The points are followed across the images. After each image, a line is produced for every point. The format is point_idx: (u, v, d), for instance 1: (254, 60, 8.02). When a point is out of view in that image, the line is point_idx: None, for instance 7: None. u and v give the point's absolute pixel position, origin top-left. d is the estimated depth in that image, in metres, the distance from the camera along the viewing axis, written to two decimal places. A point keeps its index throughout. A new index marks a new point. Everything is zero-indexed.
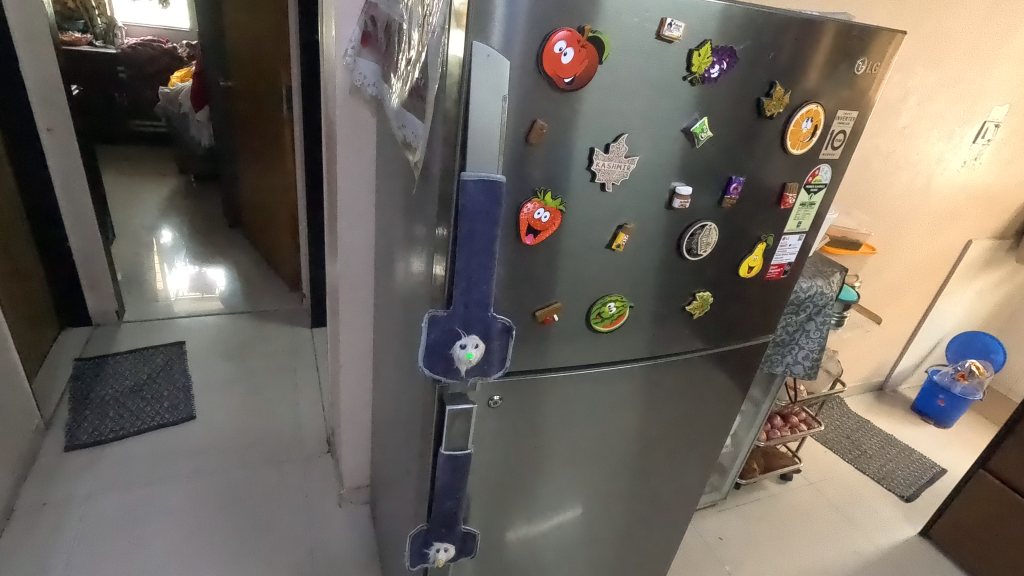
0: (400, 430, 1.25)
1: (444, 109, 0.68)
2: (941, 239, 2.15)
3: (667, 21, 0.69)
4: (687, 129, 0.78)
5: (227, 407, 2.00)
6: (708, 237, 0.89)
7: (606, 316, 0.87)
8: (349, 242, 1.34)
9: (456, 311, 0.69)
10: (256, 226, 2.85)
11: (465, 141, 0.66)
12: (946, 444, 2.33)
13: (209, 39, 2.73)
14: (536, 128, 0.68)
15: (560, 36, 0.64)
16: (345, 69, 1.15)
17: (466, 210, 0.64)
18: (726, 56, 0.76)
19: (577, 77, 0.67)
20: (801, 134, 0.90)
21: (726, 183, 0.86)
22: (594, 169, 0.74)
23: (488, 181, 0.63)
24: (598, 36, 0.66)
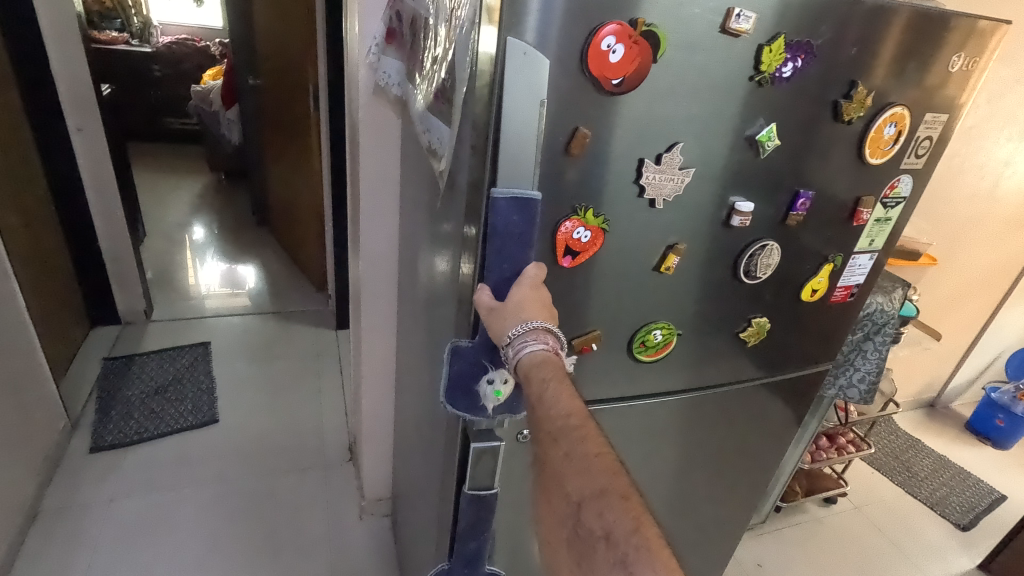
0: (424, 446, 1.19)
1: (474, 118, 0.61)
2: (1005, 247, 1.98)
3: (735, 12, 0.61)
4: (752, 137, 0.70)
5: (250, 410, 1.97)
6: (769, 258, 0.80)
7: (651, 345, 0.79)
8: (373, 248, 1.29)
9: (480, 341, 0.64)
10: (284, 225, 2.84)
11: (498, 153, 0.58)
12: (1006, 468, 2.16)
13: (238, 37, 2.71)
14: (578, 136, 0.60)
15: (609, 30, 0.56)
16: (369, 68, 1.09)
17: (497, 231, 0.58)
18: (801, 52, 0.67)
19: (626, 77, 0.59)
20: (882, 140, 0.81)
21: (793, 199, 0.78)
22: (643, 183, 0.66)
23: (522, 199, 0.57)
24: (653, 29, 0.58)
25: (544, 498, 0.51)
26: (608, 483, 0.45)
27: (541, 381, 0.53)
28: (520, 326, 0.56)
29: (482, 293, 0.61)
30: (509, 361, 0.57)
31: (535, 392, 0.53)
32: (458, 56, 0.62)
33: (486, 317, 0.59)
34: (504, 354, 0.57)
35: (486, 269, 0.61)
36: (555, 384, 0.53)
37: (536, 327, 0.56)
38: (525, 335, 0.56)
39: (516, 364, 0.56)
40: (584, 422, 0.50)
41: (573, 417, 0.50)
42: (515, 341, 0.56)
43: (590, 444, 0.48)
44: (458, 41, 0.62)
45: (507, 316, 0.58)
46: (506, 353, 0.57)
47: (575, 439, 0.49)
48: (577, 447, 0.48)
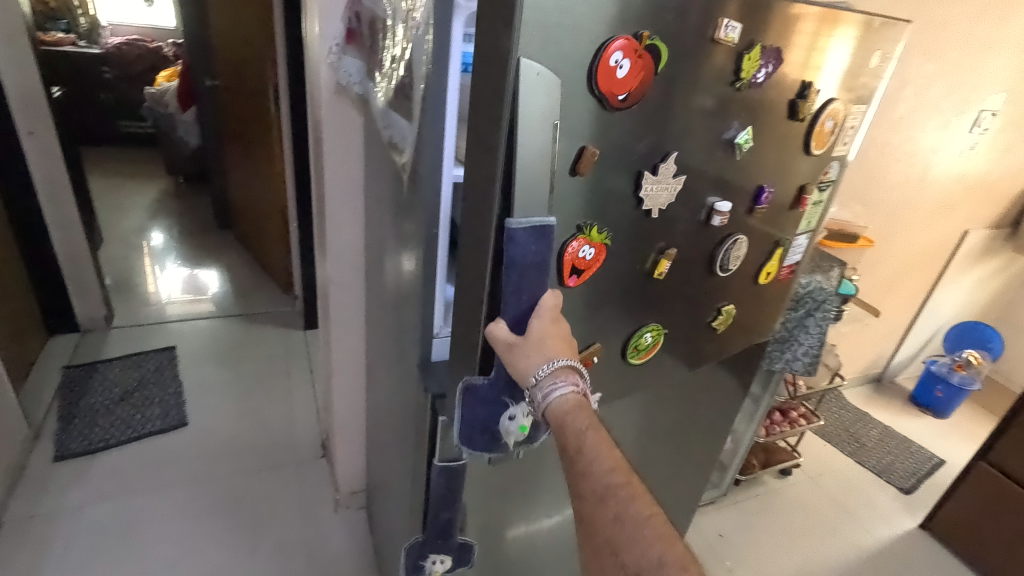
0: (394, 434, 1.23)
1: (472, 129, 0.62)
2: (936, 230, 2.12)
3: (724, 22, 0.66)
4: (730, 140, 0.76)
5: (219, 412, 1.97)
6: (737, 251, 0.89)
7: (641, 348, 0.85)
8: (339, 245, 1.32)
9: (498, 381, 0.68)
10: (246, 227, 2.81)
11: (485, 159, 0.61)
12: (943, 435, 2.33)
13: (194, 39, 2.67)
14: (587, 156, 0.62)
15: (617, 46, 0.58)
16: (330, 67, 1.12)
17: (514, 260, 0.61)
18: (772, 58, 0.74)
19: (631, 92, 0.62)
20: (824, 133, 0.90)
21: (757, 193, 0.86)
22: (642, 195, 0.70)
23: (539, 226, 0.61)
24: (655, 43, 0.61)
25: (592, 557, 0.56)
26: (665, 552, 0.50)
27: (578, 433, 0.58)
28: (546, 366, 0.61)
29: (499, 327, 0.64)
30: (536, 403, 0.62)
31: (573, 444, 0.58)
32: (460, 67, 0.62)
33: (507, 351, 0.63)
34: (532, 399, 0.62)
35: (503, 303, 0.64)
36: (592, 433, 0.58)
37: (561, 368, 0.61)
38: (551, 378, 0.61)
39: (546, 407, 0.61)
40: (629, 481, 0.55)
41: (618, 475, 0.55)
42: (541, 386, 0.61)
43: (640, 504, 0.53)
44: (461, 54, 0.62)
45: (532, 354, 0.62)
46: (534, 399, 0.62)
47: (625, 499, 0.54)
48: (628, 509, 0.53)
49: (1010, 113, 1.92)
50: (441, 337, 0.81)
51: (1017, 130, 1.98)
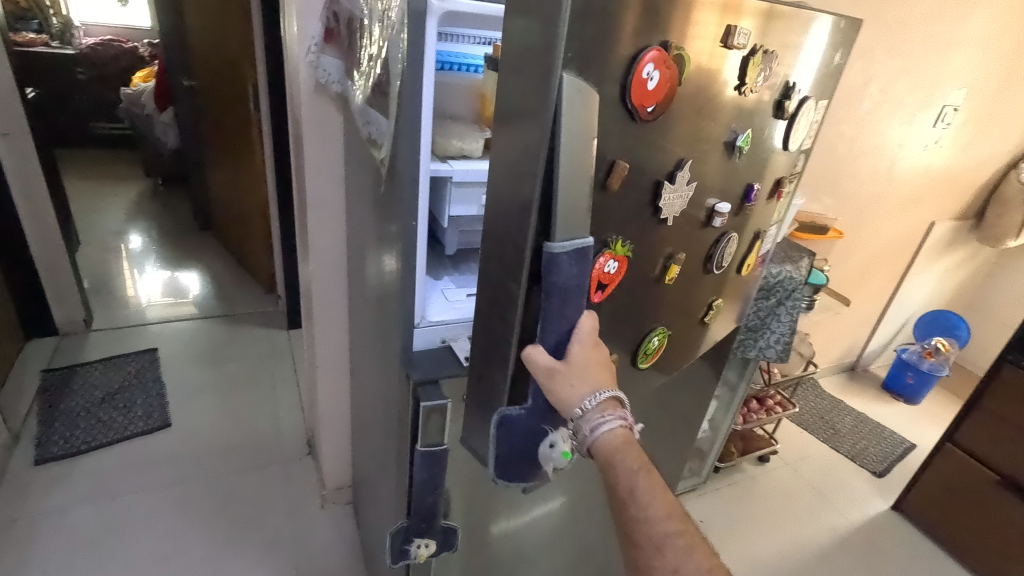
0: (379, 427, 1.25)
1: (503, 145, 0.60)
2: (904, 221, 2.20)
3: (735, 28, 0.67)
4: (729, 142, 0.79)
5: (203, 412, 1.96)
6: (728, 247, 0.91)
7: (649, 351, 0.88)
8: (321, 242, 1.33)
9: (535, 410, 0.68)
10: (227, 228, 2.80)
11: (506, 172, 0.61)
12: (914, 420, 2.41)
13: (171, 39, 2.65)
14: (618, 170, 0.64)
15: (650, 57, 0.60)
16: (308, 66, 1.13)
17: (556, 286, 0.60)
18: (767, 63, 0.76)
19: (657, 104, 0.64)
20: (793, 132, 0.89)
21: (747, 191, 0.88)
22: (660, 203, 0.73)
23: (579, 249, 0.60)
24: (681, 56, 0.64)
25: None
26: None
27: (630, 474, 0.59)
28: (591, 398, 0.61)
29: (538, 353, 0.62)
30: (581, 436, 0.61)
31: (625, 486, 0.59)
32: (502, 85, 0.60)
33: (549, 380, 0.62)
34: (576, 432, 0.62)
35: (509, 302, 0.64)
36: (643, 474, 0.59)
37: (607, 401, 0.61)
38: (594, 415, 0.61)
39: (592, 442, 0.61)
40: (685, 529, 0.56)
41: (674, 522, 0.57)
42: (584, 424, 0.61)
43: (698, 553, 0.55)
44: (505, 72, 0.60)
45: (575, 384, 0.62)
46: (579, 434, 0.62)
47: (682, 549, 0.55)
48: (686, 558, 0.55)
49: (971, 108, 1.99)
50: (422, 328, 0.83)
51: (979, 124, 2.06)
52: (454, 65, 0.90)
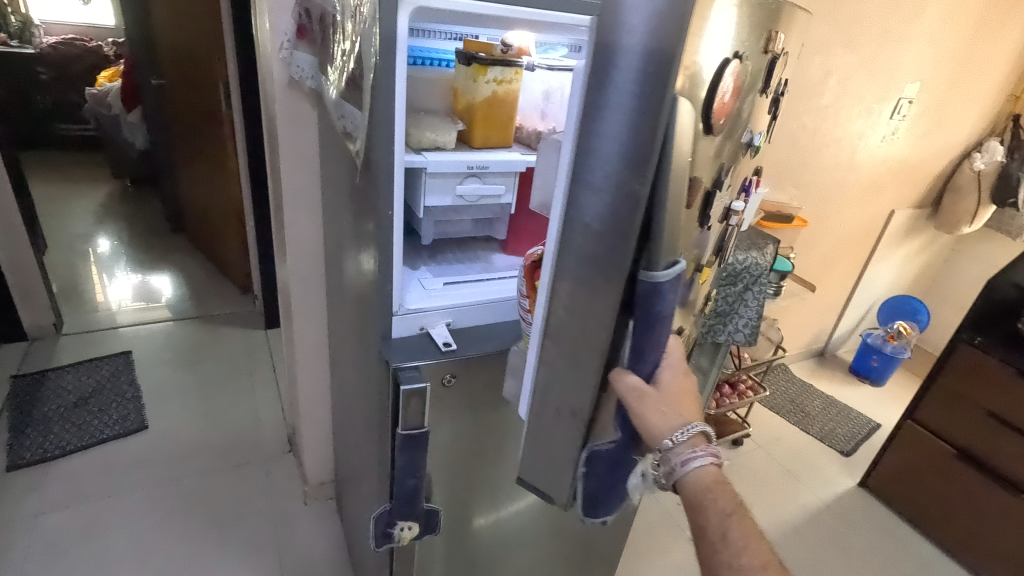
0: (359, 419, 1.26)
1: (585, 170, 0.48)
2: (865, 211, 2.29)
3: (774, 34, 0.56)
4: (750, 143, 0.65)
5: (181, 414, 1.95)
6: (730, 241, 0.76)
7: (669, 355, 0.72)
8: (298, 238, 1.34)
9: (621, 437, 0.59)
10: (200, 229, 2.77)
11: (588, 201, 0.48)
12: (879, 401, 2.51)
13: (138, 38, 2.61)
14: (697, 189, 0.52)
15: (730, 73, 0.49)
16: (282, 63, 1.14)
17: (656, 315, 0.51)
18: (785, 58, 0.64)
19: (724, 120, 0.53)
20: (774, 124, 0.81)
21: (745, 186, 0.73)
22: (711, 217, 0.59)
23: (677, 268, 0.50)
24: (745, 63, 0.52)
25: None
26: None
27: (721, 518, 0.60)
28: (681, 431, 0.59)
29: (630, 379, 0.55)
30: (670, 472, 0.61)
31: (716, 528, 0.60)
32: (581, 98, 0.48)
33: (643, 412, 0.56)
34: (659, 462, 0.62)
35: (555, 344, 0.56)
36: (732, 518, 0.60)
37: (697, 437, 0.61)
38: (684, 447, 0.60)
39: (682, 477, 0.61)
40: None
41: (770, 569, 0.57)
42: (674, 454, 0.60)
43: None
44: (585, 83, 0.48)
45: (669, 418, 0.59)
46: (665, 464, 0.61)
47: None
48: None
49: (925, 101, 2.09)
50: (400, 315, 0.86)
51: (933, 116, 2.15)
52: (427, 60, 0.94)
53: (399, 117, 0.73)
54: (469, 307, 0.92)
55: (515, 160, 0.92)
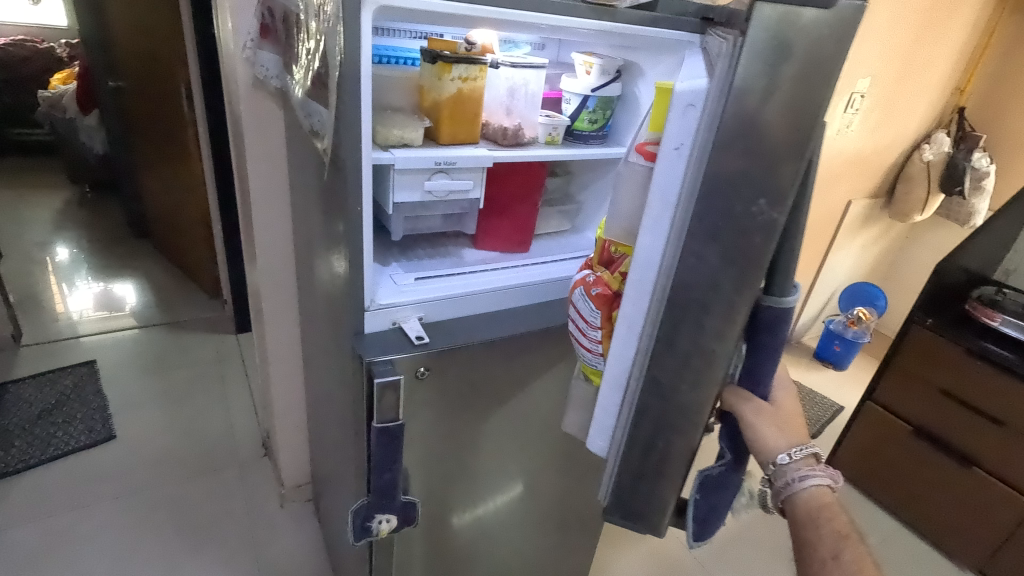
0: (335, 418, 1.26)
1: (719, 186, 0.50)
2: (824, 201, 2.38)
3: None
4: None
5: (150, 422, 1.91)
6: None
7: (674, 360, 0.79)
8: (267, 239, 1.33)
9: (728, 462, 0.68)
10: (165, 234, 2.70)
11: (723, 224, 0.51)
12: (842, 385, 2.60)
13: (93, 38, 2.54)
14: None
15: None
16: (246, 63, 1.13)
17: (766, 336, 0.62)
18: None
19: None
20: None
21: None
22: None
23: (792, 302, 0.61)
24: None
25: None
26: None
27: (835, 538, 0.63)
28: (791, 449, 0.64)
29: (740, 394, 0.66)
30: (782, 488, 0.66)
31: (828, 549, 0.63)
32: (715, 118, 0.49)
33: (758, 423, 0.65)
34: (771, 478, 0.67)
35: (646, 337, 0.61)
36: (845, 538, 0.63)
37: (811, 459, 0.65)
38: (799, 465, 0.65)
39: (795, 493, 0.66)
40: None
41: None
42: (791, 469, 0.65)
43: None
44: (722, 103, 0.49)
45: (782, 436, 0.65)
46: (776, 480, 0.66)
47: None
48: None
49: (876, 95, 2.18)
50: (373, 311, 0.88)
51: (884, 109, 2.25)
52: (391, 59, 0.97)
53: (364, 115, 0.75)
54: (441, 301, 0.93)
55: (481, 156, 0.93)
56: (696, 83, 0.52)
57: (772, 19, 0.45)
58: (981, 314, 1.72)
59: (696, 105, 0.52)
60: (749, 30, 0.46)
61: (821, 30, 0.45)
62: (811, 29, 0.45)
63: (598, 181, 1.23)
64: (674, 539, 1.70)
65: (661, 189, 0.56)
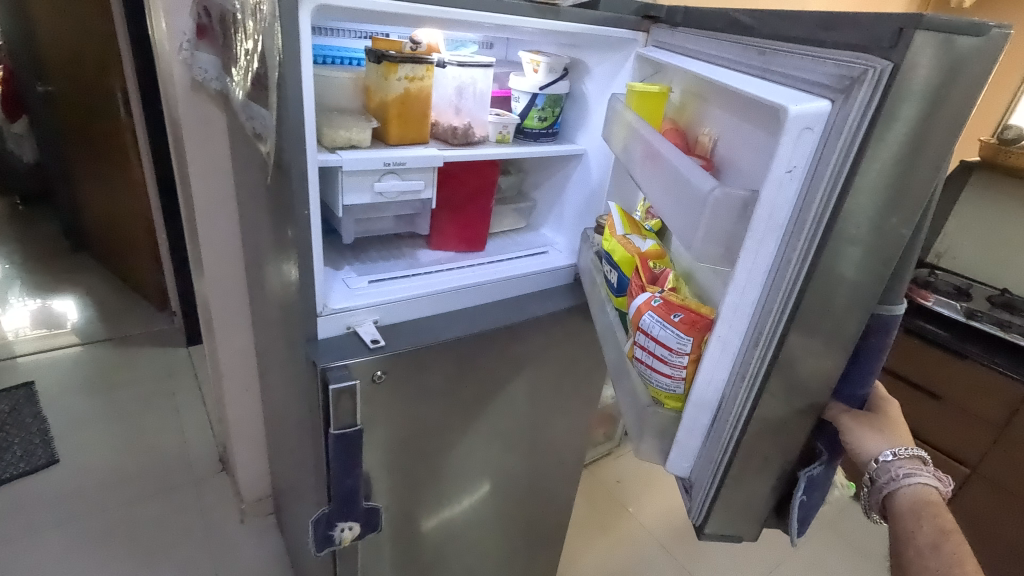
0: (293, 428, 1.23)
1: (854, 215, 0.49)
2: None
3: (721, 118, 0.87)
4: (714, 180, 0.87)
5: (97, 443, 1.82)
6: None
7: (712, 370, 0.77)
8: (215, 248, 1.29)
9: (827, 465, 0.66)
10: (106, 246, 2.58)
11: (845, 253, 0.50)
12: None
13: (18, 41, 2.40)
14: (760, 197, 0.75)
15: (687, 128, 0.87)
16: (183, 64, 1.09)
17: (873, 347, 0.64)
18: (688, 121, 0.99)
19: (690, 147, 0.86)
20: None
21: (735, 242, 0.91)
22: None
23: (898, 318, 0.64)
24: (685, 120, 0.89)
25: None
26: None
27: (934, 530, 0.61)
28: (893, 450, 0.64)
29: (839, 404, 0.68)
30: (881, 486, 0.65)
31: (924, 538, 0.61)
32: (852, 148, 0.47)
33: (855, 428, 0.65)
34: (871, 477, 0.66)
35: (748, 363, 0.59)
36: (953, 535, 0.61)
37: (914, 458, 0.64)
38: (903, 462, 0.64)
39: (896, 490, 0.64)
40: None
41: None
42: (895, 466, 0.64)
43: None
44: (861, 132, 0.47)
45: (882, 434, 0.65)
46: (877, 478, 0.65)
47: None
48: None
49: None
50: (325, 316, 0.86)
51: None
52: (335, 59, 0.96)
53: (307, 117, 0.73)
54: (396, 303, 0.92)
55: (432, 156, 0.93)
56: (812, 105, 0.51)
57: (925, 50, 0.43)
58: (917, 295, 1.83)
59: (814, 129, 0.51)
60: (902, 60, 0.44)
61: (974, 58, 0.44)
62: (970, 56, 0.43)
63: (549, 179, 1.25)
64: (639, 527, 1.73)
65: (769, 213, 0.54)
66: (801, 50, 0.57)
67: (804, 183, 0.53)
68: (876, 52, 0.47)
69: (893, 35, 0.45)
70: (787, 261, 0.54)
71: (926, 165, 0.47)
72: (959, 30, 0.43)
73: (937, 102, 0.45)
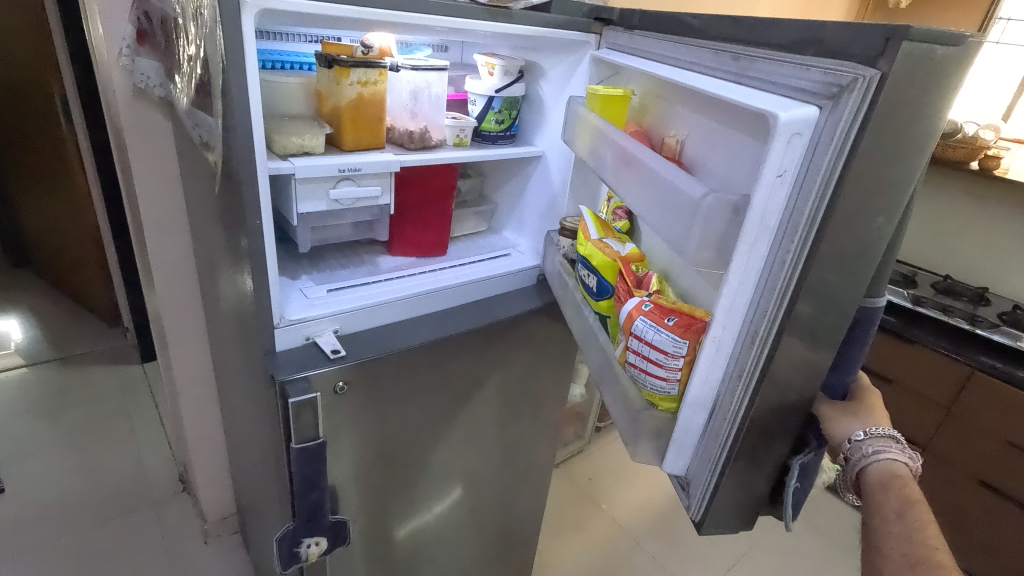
0: (255, 443, 1.20)
1: (842, 217, 0.50)
2: None
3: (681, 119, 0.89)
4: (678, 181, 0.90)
5: (46, 469, 1.72)
6: None
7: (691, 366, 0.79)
8: (166, 260, 1.24)
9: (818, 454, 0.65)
10: (50, 261, 2.45)
11: (832, 252, 0.51)
12: None
13: None
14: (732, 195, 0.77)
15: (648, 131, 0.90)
16: (123, 70, 1.05)
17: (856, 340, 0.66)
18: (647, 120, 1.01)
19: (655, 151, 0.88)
20: None
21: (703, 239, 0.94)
22: None
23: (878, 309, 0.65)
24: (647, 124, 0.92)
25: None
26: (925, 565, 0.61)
27: (899, 501, 0.64)
28: (866, 430, 0.67)
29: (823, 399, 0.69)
30: (853, 463, 0.68)
31: (891, 507, 0.64)
32: (842, 154, 0.48)
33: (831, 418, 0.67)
34: (844, 456, 0.68)
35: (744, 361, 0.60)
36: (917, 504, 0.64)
37: (884, 436, 0.67)
38: (873, 440, 0.67)
39: (867, 466, 0.67)
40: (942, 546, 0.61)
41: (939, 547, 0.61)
42: (866, 444, 0.66)
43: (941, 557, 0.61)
44: (851, 138, 0.47)
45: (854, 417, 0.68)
46: (850, 456, 0.67)
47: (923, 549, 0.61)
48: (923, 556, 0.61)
49: None
50: (283, 327, 0.84)
51: None
52: (281, 63, 0.93)
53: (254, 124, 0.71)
54: (357, 312, 0.91)
55: (388, 161, 0.91)
56: (799, 111, 0.52)
57: (909, 61, 0.44)
58: None
59: (803, 134, 0.52)
60: (891, 69, 0.44)
61: (947, 66, 0.46)
62: (945, 64, 0.46)
63: (509, 181, 1.26)
64: (612, 523, 1.75)
65: (761, 215, 0.55)
66: (776, 56, 0.57)
67: (793, 187, 0.53)
68: (861, 61, 0.47)
69: (880, 45, 0.45)
70: (780, 261, 0.55)
71: (903, 165, 0.49)
72: (938, 40, 0.45)
73: (917, 107, 0.46)
